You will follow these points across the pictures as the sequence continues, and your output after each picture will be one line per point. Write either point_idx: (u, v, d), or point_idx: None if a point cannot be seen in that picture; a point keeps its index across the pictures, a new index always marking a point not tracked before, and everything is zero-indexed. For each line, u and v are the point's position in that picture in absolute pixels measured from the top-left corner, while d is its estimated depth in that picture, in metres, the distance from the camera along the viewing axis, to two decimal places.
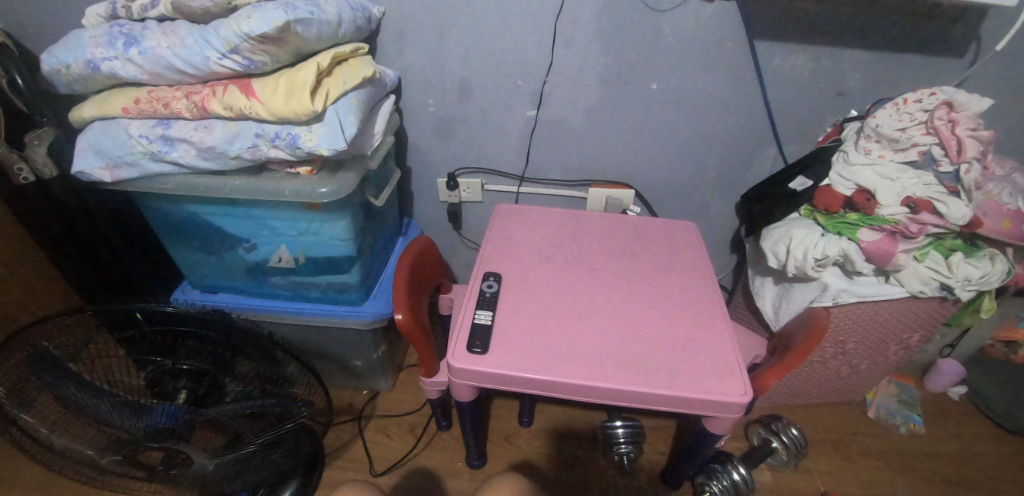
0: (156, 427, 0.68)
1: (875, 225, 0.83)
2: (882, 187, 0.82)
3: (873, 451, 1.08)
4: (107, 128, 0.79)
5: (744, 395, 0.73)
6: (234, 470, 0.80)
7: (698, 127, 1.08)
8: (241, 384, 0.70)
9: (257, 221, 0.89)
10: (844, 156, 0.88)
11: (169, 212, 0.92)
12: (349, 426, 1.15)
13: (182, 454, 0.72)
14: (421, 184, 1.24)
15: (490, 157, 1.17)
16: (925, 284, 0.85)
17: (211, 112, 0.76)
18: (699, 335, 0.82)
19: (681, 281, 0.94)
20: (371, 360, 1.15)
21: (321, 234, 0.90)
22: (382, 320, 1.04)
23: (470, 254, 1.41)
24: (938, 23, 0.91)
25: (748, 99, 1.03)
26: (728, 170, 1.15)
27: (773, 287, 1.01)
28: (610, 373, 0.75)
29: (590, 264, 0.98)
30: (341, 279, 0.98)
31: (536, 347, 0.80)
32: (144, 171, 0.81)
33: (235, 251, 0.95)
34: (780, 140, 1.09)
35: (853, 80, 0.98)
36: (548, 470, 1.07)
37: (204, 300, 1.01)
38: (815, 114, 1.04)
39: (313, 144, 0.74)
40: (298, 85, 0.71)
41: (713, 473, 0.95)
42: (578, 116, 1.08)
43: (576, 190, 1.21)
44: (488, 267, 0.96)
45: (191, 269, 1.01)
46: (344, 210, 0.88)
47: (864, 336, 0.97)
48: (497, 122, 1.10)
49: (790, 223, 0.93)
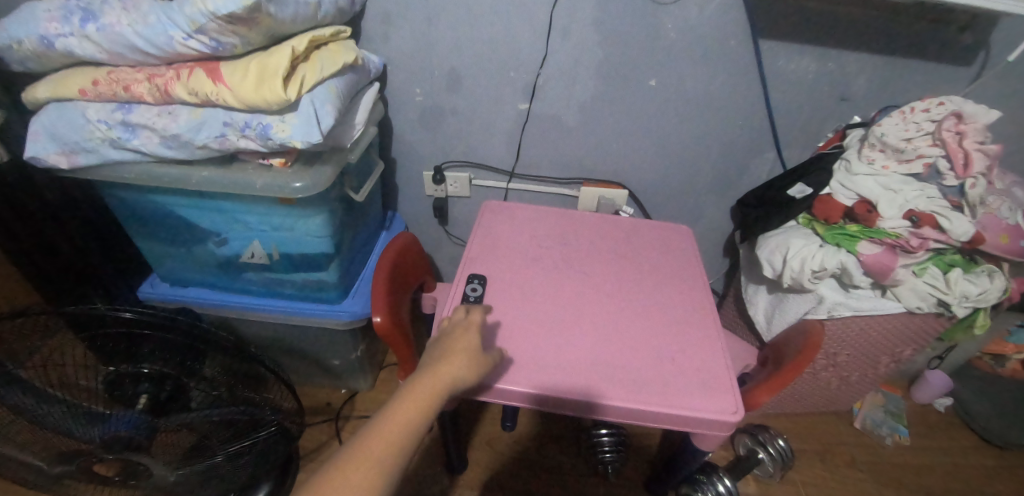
0: (113, 436, 0.64)
1: (876, 238, 0.81)
2: (885, 199, 0.81)
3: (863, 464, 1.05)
4: (64, 111, 0.73)
5: (734, 414, 0.70)
6: (199, 480, 0.76)
7: (697, 128, 1.04)
8: (210, 388, 0.66)
9: (228, 215, 0.84)
10: (847, 165, 0.86)
11: (134, 202, 0.86)
12: (326, 427, 1.11)
13: (141, 463, 0.68)
14: (408, 177, 1.19)
15: (481, 152, 1.12)
16: (922, 299, 0.82)
17: (175, 97, 0.69)
18: (690, 347, 0.79)
19: (673, 286, 0.91)
20: (350, 360, 1.11)
21: (295, 230, 0.85)
22: (362, 320, 1.00)
23: (456, 250, 1.37)
24: (948, 30, 0.88)
25: (749, 99, 0.99)
26: (726, 173, 1.12)
27: (766, 296, 0.97)
28: (595, 387, 0.72)
29: (579, 267, 0.94)
30: (318, 277, 0.93)
31: (522, 355, 0.76)
32: (104, 159, 0.75)
33: (205, 245, 0.90)
34: (780, 144, 1.06)
35: (857, 85, 0.96)
36: (529, 477, 1.04)
37: (174, 295, 0.97)
38: (816, 119, 1.02)
39: (286, 135, 0.69)
40: (270, 72, 0.66)
41: (698, 485, 0.90)
42: (573, 111, 1.03)
43: (568, 189, 1.17)
44: (474, 269, 0.92)
45: (161, 263, 0.96)
46: (320, 205, 0.83)
47: (859, 349, 0.93)
48: (487, 115, 1.05)
49: (788, 231, 0.90)
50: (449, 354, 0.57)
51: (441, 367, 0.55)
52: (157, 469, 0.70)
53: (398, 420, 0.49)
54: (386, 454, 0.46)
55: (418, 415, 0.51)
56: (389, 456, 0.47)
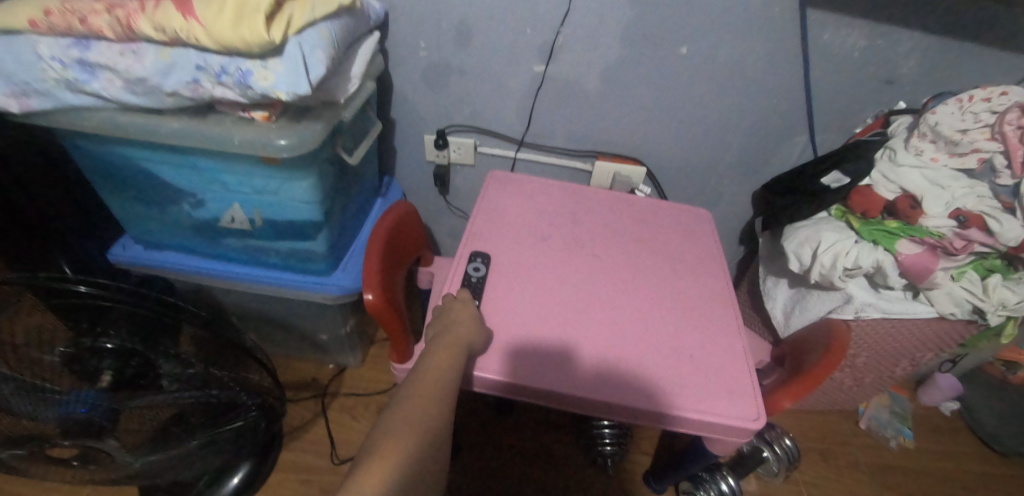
0: (71, 418, 0.55)
1: (916, 237, 0.75)
2: (930, 194, 0.74)
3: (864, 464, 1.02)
4: (8, 44, 0.60)
5: (756, 421, 0.64)
6: (169, 465, 0.69)
7: (727, 105, 0.96)
8: (182, 367, 0.60)
9: (205, 174, 0.75)
10: (891, 154, 0.79)
11: (100, 154, 0.76)
12: (311, 404, 1.07)
13: (102, 451, 0.59)
14: (407, 140, 1.09)
15: (488, 117, 1.02)
16: (956, 305, 0.77)
17: (139, 33, 0.58)
18: (708, 343, 0.73)
19: (690, 275, 0.84)
20: (339, 335, 1.05)
21: (281, 195, 0.76)
22: (353, 295, 0.92)
23: (456, 222, 1.28)
24: (1017, 11, 0.78)
25: (787, 76, 0.90)
26: (752, 155, 1.04)
27: (787, 290, 0.91)
28: (606, 385, 0.66)
29: (591, 249, 0.87)
30: (306, 246, 0.85)
31: (527, 346, 0.70)
32: (60, 103, 0.65)
33: (181, 206, 0.81)
34: (813, 127, 0.97)
35: (906, 68, 0.87)
36: (523, 465, 1.01)
37: (149, 259, 0.89)
38: (856, 102, 0.93)
39: (269, 84, 0.59)
40: (250, 7, 0.56)
41: (700, 482, 0.87)
42: (593, 78, 0.93)
43: (581, 162, 1.08)
44: (477, 246, 0.84)
45: (133, 223, 0.88)
46: (309, 168, 0.74)
47: (879, 351, 0.88)
48: (498, 76, 0.95)
49: (820, 223, 0.83)
50: (458, 318, 0.68)
51: (457, 327, 0.66)
52: (120, 458, 0.61)
53: (436, 368, 0.58)
54: (437, 390, 0.54)
55: (448, 364, 0.59)
56: (437, 388, 0.55)
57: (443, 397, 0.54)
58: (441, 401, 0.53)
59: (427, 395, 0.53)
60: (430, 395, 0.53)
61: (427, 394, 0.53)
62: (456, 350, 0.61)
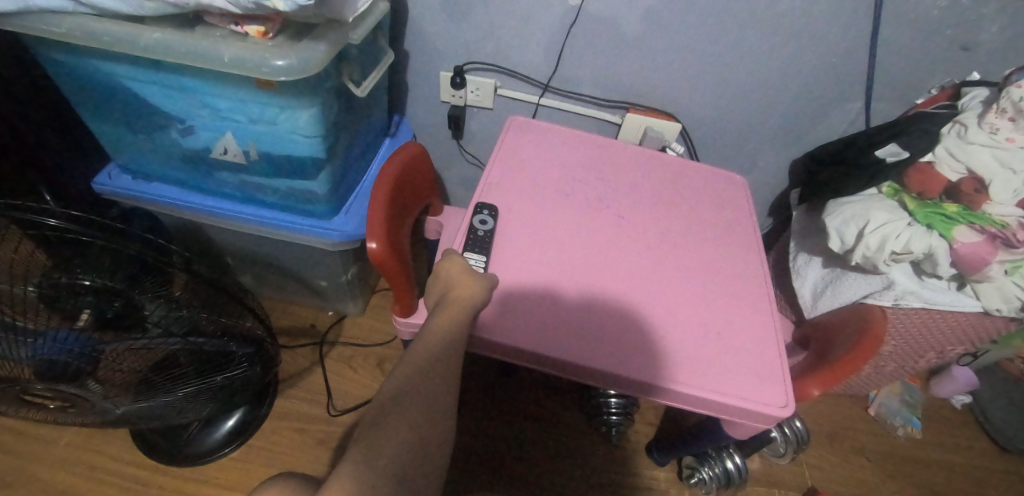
0: (46, 363, 0.49)
1: (978, 224, 0.68)
2: (1000, 179, 0.67)
3: (869, 451, 1.01)
4: None
5: (783, 408, 0.60)
6: (157, 411, 0.66)
7: (780, 62, 0.86)
8: (169, 311, 0.54)
9: (194, 97, 0.66)
10: (961, 129, 0.70)
11: (75, 67, 0.67)
12: (309, 351, 1.04)
13: (81, 396, 0.55)
14: (420, 77, 0.99)
15: (512, 55, 0.92)
16: (1005, 302, 0.71)
17: None
18: (737, 321, 0.68)
19: (721, 246, 0.78)
20: (339, 282, 1.00)
21: (278, 125, 0.67)
22: (355, 242, 0.86)
23: (467, 171, 1.20)
24: None
25: (854, 33, 0.80)
26: (796, 120, 0.95)
27: (819, 270, 0.86)
28: (629, 358, 0.61)
29: (616, 210, 0.80)
30: (306, 186, 0.78)
31: (546, 311, 0.65)
32: (24, 4, 0.54)
33: (168, 133, 0.73)
34: (871, 94, 0.88)
35: (987, 32, 0.77)
36: (524, 430, 0.99)
37: (135, 190, 0.82)
38: (924, 69, 0.83)
39: None
40: None
41: (705, 459, 0.89)
42: (634, 17, 0.83)
43: (609, 114, 0.99)
44: (493, 198, 0.77)
45: (117, 149, 0.80)
46: (311, 96, 0.65)
47: (908, 341, 0.84)
48: (527, 8, 0.84)
49: (868, 200, 0.76)
50: (458, 274, 0.59)
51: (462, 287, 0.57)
52: (101, 402, 0.57)
53: (437, 329, 0.52)
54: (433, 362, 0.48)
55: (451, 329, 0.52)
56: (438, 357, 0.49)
57: (443, 366, 0.49)
58: (439, 372, 0.48)
59: (421, 364, 0.47)
60: (424, 369, 0.47)
61: (419, 369, 0.47)
62: (462, 312, 0.54)
